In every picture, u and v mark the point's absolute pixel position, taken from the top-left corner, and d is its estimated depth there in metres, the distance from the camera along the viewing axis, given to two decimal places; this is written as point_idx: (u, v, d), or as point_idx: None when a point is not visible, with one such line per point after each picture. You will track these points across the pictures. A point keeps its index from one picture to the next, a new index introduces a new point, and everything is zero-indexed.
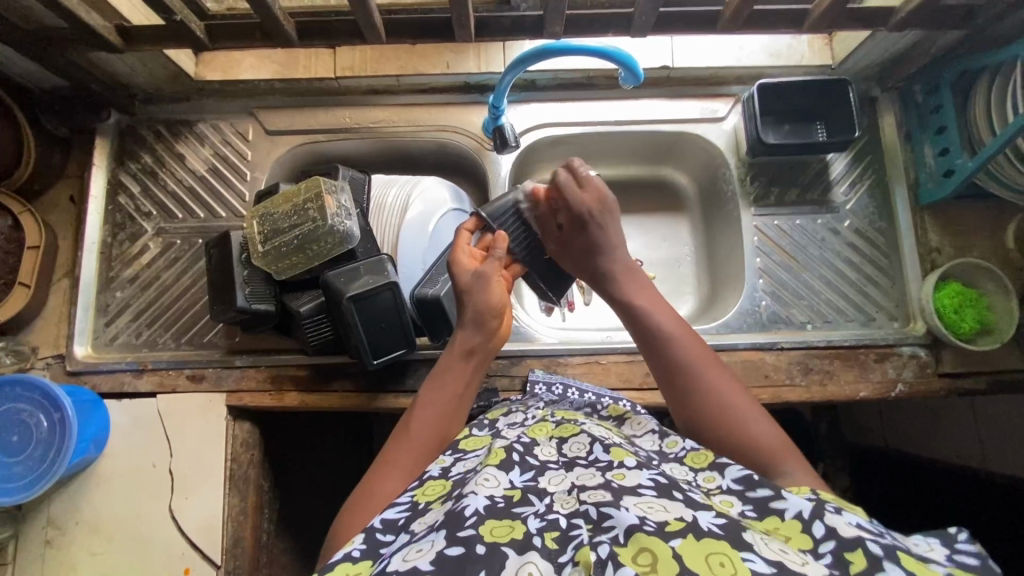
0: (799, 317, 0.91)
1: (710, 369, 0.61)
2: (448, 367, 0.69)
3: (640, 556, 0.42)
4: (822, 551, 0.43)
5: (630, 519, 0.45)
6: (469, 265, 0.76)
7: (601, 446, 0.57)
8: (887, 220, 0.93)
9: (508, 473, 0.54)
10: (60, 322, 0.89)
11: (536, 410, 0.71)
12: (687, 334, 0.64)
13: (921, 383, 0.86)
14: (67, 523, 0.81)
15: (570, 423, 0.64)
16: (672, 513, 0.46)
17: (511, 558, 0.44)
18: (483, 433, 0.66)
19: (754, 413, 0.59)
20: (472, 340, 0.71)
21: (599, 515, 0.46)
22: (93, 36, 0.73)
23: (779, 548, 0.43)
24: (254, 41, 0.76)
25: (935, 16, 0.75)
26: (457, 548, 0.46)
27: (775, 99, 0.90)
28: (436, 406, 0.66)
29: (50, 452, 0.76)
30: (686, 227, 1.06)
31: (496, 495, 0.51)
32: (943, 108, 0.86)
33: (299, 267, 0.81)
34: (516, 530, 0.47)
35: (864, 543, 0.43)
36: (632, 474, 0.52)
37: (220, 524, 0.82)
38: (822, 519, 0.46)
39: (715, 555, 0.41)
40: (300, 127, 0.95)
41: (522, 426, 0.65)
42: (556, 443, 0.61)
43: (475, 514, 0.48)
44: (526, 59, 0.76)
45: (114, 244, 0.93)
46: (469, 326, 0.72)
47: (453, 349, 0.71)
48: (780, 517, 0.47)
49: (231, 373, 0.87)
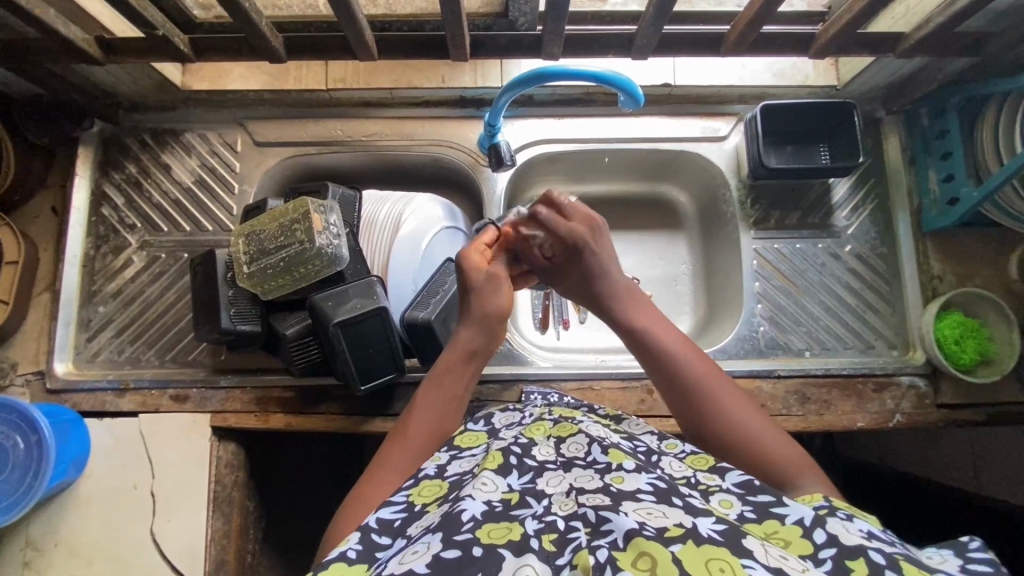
0: (797, 344, 0.89)
1: (721, 388, 0.61)
2: (448, 368, 0.67)
3: (640, 560, 0.40)
4: (822, 557, 0.43)
5: (629, 524, 0.43)
6: (481, 264, 0.71)
7: (599, 447, 0.55)
8: (889, 246, 0.91)
9: (505, 478, 0.52)
10: (40, 337, 0.87)
11: (534, 409, 0.69)
12: (692, 351, 0.64)
13: (918, 414, 0.85)
14: (45, 544, 0.79)
15: (567, 423, 0.61)
16: (671, 518, 0.44)
17: (509, 560, 0.43)
18: (479, 429, 0.64)
19: (766, 426, 0.60)
20: (474, 342, 0.68)
21: (598, 518, 0.44)
22: (72, 49, 0.70)
23: (780, 556, 0.41)
24: (241, 56, 0.74)
25: (946, 44, 0.72)
26: (453, 551, 0.43)
27: (778, 120, 0.88)
28: (436, 409, 0.65)
29: (27, 476, 0.73)
30: (684, 245, 1.04)
31: (493, 500, 0.49)
32: (949, 134, 0.84)
33: (285, 288, 0.79)
34: (513, 532, 0.45)
35: (867, 552, 0.42)
36: (630, 477, 0.49)
37: (200, 549, 0.79)
38: (823, 527, 0.45)
39: (715, 561, 0.40)
40: (290, 140, 0.92)
41: (520, 426, 0.62)
42: (553, 442, 0.58)
43: (473, 519, 0.46)
44: (523, 82, 0.75)
45: (97, 257, 0.90)
46: (471, 325, 0.69)
47: (452, 350, 0.68)
48: (780, 521, 0.47)
49: (215, 394, 0.85)
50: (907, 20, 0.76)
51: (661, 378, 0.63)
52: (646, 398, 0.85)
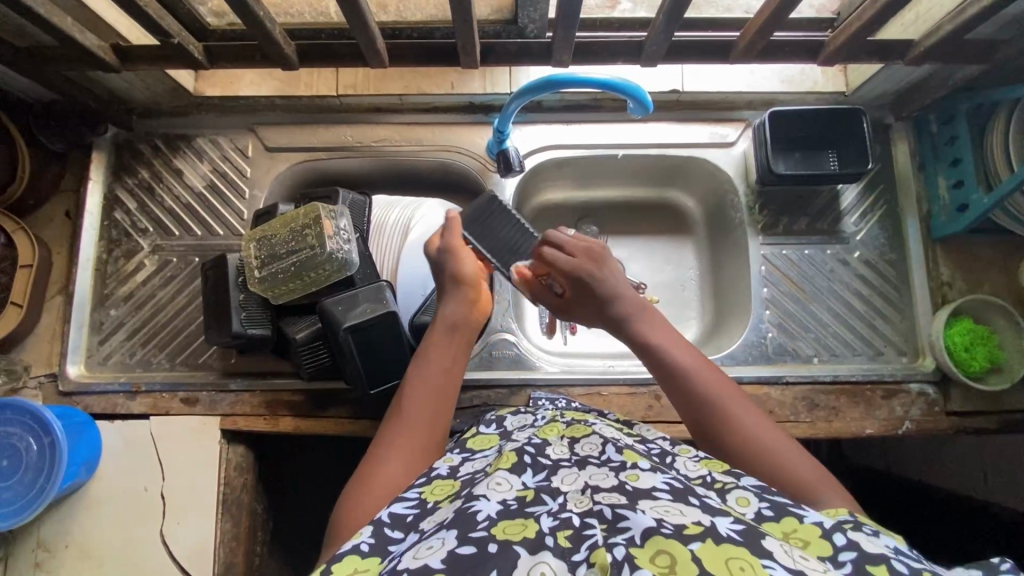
0: (805, 350, 0.89)
1: (734, 399, 0.62)
2: (434, 343, 0.68)
3: (658, 557, 0.40)
4: (842, 560, 0.42)
5: (647, 522, 0.43)
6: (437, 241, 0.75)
7: (613, 447, 0.55)
8: (898, 252, 0.91)
9: (519, 476, 0.52)
10: (53, 340, 0.88)
11: (546, 412, 0.69)
12: (706, 368, 0.64)
13: (928, 421, 0.84)
14: (58, 545, 0.80)
15: (580, 424, 0.61)
16: (689, 517, 0.44)
17: (522, 558, 0.42)
18: (490, 432, 0.65)
19: (784, 442, 0.59)
20: (455, 314, 0.70)
21: (614, 515, 0.44)
22: (89, 56, 0.72)
23: (801, 557, 0.41)
24: (254, 63, 0.75)
25: (956, 51, 0.72)
26: (469, 547, 0.44)
27: (787, 127, 0.88)
28: (426, 385, 0.65)
29: (40, 478, 0.74)
30: (692, 250, 1.04)
31: (508, 498, 0.49)
32: (958, 140, 0.84)
33: (296, 292, 0.79)
34: (529, 529, 0.45)
35: (889, 560, 0.42)
36: (646, 475, 0.50)
37: (210, 550, 0.80)
38: (843, 532, 0.45)
39: (735, 559, 0.40)
40: (300, 145, 0.93)
41: (533, 427, 0.62)
42: (567, 441, 0.58)
43: (488, 519, 0.46)
44: (532, 89, 0.75)
45: (109, 261, 0.91)
46: (446, 299, 0.71)
47: (436, 327, 0.69)
48: (798, 520, 0.47)
49: (225, 397, 0.85)
50: (917, 27, 0.76)
51: (678, 395, 0.63)
52: (654, 404, 0.84)
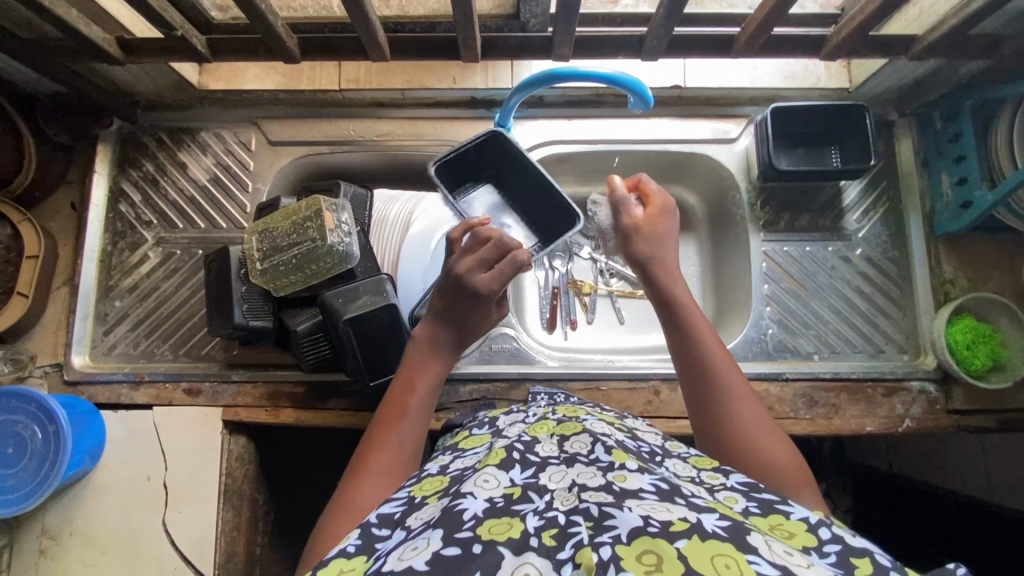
0: (806, 347, 0.89)
1: (748, 400, 0.60)
2: (416, 360, 0.69)
3: (645, 556, 0.40)
4: (827, 551, 0.42)
5: (634, 521, 0.42)
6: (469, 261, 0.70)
7: (602, 446, 0.54)
8: (900, 249, 0.91)
9: (507, 473, 0.52)
10: (58, 330, 0.89)
11: (537, 409, 0.69)
12: (728, 357, 0.63)
13: (929, 419, 0.84)
14: (61, 532, 0.81)
15: (571, 422, 0.61)
16: (675, 513, 0.44)
17: (508, 559, 0.42)
18: (483, 432, 0.65)
19: (778, 442, 0.58)
20: (442, 335, 0.70)
21: (600, 513, 0.44)
22: (92, 48, 0.72)
23: (784, 550, 0.41)
24: (257, 55, 0.76)
25: (959, 47, 0.72)
26: (454, 548, 0.43)
27: (788, 124, 0.88)
28: (405, 404, 0.64)
29: (43, 465, 0.75)
30: (693, 246, 1.04)
31: (495, 496, 0.49)
32: (962, 137, 0.83)
33: (297, 284, 0.80)
34: (514, 529, 0.45)
35: (873, 553, 0.41)
36: (633, 476, 0.49)
37: (211, 540, 0.81)
38: (828, 526, 0.44)
39: (721, 556, 0.39)
40: (302, 139, 0.94)
41: (523, 424, 0.63)
42: (557, 440, 0.58)
43: (474, 517, 0.46)
44: (532, 84, 0.75)
45: (114, 253, 0.92)
46: (442, 321, 0.70)
47: (417, 342, 0.70)
48: (785, 517, 0.46)
49: (227, 388, 0.86)
50: (920, 22, 0.75)
51: (691, 369, 0.64)
52: (652, 399, 0.85)
